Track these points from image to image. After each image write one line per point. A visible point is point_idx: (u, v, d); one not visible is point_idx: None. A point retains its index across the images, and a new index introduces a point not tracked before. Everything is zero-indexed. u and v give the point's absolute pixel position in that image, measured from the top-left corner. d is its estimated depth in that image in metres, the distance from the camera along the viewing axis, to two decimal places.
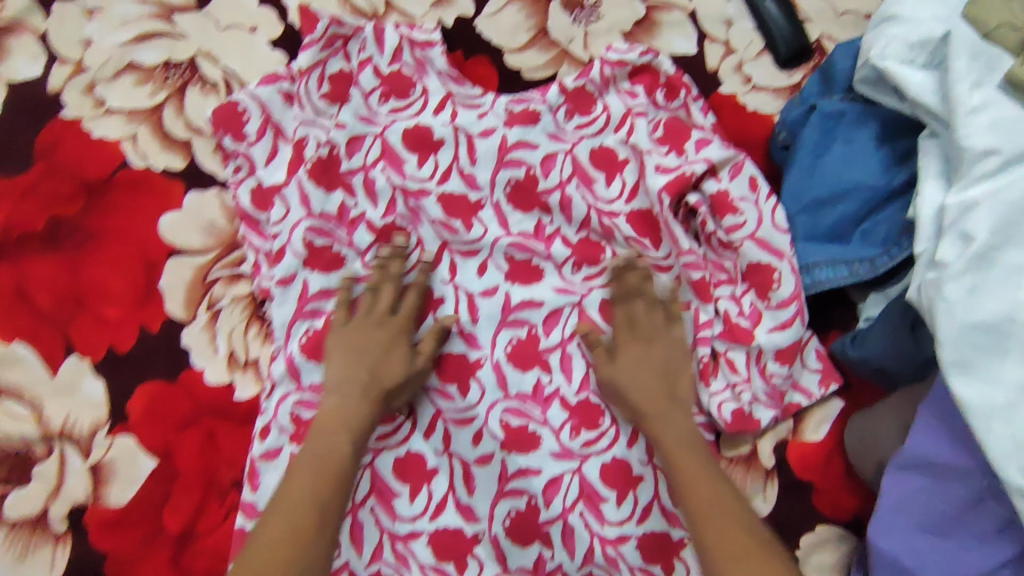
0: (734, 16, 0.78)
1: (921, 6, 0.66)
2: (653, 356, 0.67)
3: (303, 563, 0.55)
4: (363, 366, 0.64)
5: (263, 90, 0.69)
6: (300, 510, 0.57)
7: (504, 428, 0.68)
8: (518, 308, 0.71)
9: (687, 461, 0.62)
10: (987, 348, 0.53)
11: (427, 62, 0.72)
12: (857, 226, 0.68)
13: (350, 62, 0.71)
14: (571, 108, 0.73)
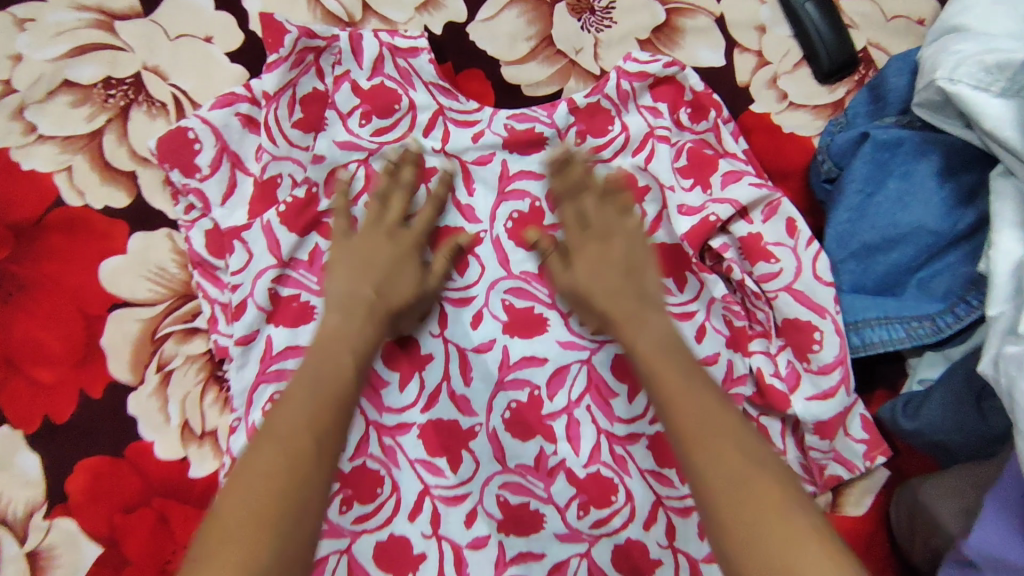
0: (768, 22, 0.68)
1: (991, 19, 0.58)
2: (610, 261, 0.55)
3: (299, 490, 0.43)
4: (369, 282, 0.55)
5: (218, 114, 0.59)
6: (290, 444, 0.44)
7: (501, 507, 0.60)
8: (519, 366, 0.61)
9: (664, 370, 0.48)
10: None
11: (414, 72, 0.62)
12: (913, 275, 0.58)
13: (324, 79, 0.61)
14: (584, 130, 0.63)
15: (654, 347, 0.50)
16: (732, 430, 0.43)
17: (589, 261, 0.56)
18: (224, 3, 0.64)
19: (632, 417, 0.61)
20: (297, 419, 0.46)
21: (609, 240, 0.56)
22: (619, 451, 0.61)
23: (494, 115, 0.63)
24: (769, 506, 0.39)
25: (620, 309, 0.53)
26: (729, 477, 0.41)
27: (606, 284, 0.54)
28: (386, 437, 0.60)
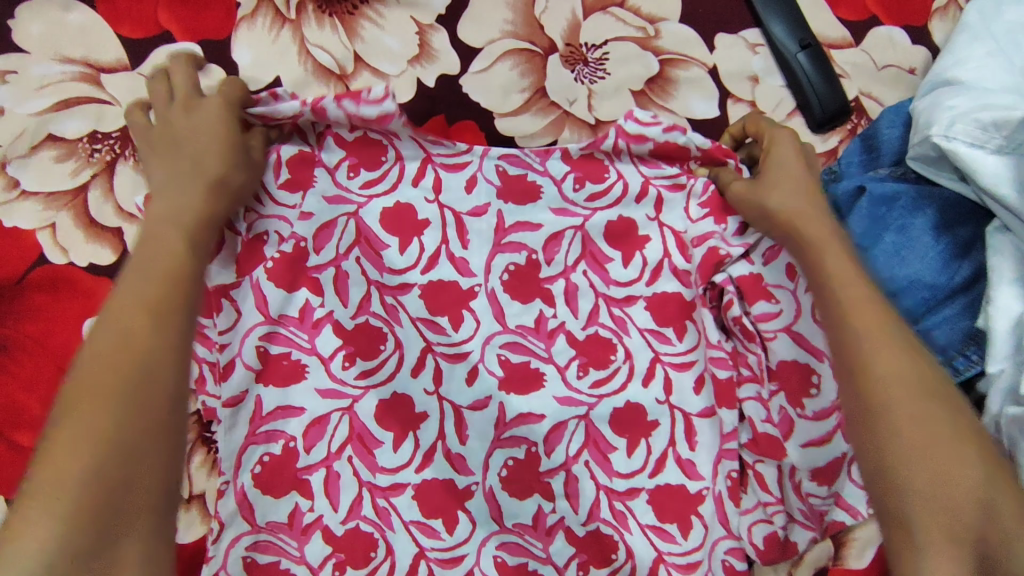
0: (761, 71, 0.68)
1: (985, 73, 0.59)
2: (800, 177, 0.56)
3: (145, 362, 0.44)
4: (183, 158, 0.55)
5: None
6: (119, 344, 0.45)
7: (499, 568, 0.58)
8: (515, 424, 0.60)
9: (864, 316, 0.48)
10: None
11: (396, 130, 0.60)
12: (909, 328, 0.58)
13: (309, 140, 0.60)
14: (580, 177, 0.62)
15: (844, 273, 0.50)
16: (909, 352, 0.46)
17: (783, 177, 0.56)
18: (213, 55, 0.63)
19: (631, 471, 0.59)
20: (125, 316, 0.46)
21: (790, 164, 0.57)
22: (619, 507, 0.59)
23: (484, 155, 0.62)
24: (948, 431, 0.43)
25: (814, 232, 0.53)
26: (913, 396, 0.45)
27: (810, 203, 0.55)
28: (380, 499, 0.58)
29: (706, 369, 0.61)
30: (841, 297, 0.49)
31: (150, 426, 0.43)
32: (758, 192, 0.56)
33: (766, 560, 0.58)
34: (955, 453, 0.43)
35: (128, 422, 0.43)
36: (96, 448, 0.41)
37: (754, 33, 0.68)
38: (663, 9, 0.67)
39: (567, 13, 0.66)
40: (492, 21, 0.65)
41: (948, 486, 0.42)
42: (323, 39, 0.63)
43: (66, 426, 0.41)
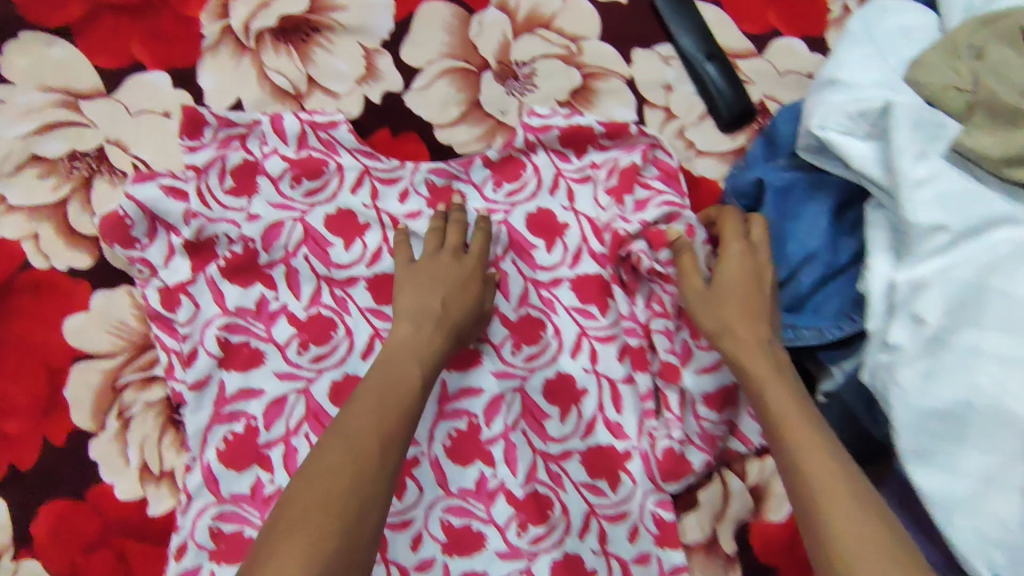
0: (674, 80, 0.76)
1: (861, 71, 0.66)
2: (743, 298, 0.61)
3: (358, 494, 0.49)
4: (437, 296, 0.62)
5: (142, 189, 0.63)
6: (359, 440, 0.52)
7: (445, 529, 0.64)
8: (457, 398, 0.66)
9: (775, 392, 0.56)
10: (944, 435, 0.53)
11: (336, 142, 0.68)
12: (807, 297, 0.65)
13: (252, 153, 0.66)
14: (499, 179, 0.71)
15: (749, 351, 0.59)
16: (819, 433, 0.53)
17: (728, 293, 0.62)
18: (181, 81, 0.71)
19: (564, 435, 0.67)
20: (359, 416, 0.53)
21: (736, 279, 0.62)
22: (554, 469, 0.66)
23: (416, 169, 0.69)
24: (851, 503, 0.48)
25: (735, 312, 0.61)
26: (833, 477, 0.50)
27: (748, 324, 0.60)
28: None
29: (623, 339, 0.68)
30: (751, 367, 0.58)
31: (362, 534, 0.48)
32: (704, 312, 0.62)
33: (664, 473, 0.66)
34: (855, 529, 0.47)
35: (347, 520, 0.48)
36: (326, 534, 0.47)
37: (667, 48, 0.76)
38: (585, 29, 0.75)
39: (498, 36, 0.74)
40: (431, 43, 0.73)
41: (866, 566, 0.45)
42: (280, 64, 0.71)
43: (292, 503, 0.48)
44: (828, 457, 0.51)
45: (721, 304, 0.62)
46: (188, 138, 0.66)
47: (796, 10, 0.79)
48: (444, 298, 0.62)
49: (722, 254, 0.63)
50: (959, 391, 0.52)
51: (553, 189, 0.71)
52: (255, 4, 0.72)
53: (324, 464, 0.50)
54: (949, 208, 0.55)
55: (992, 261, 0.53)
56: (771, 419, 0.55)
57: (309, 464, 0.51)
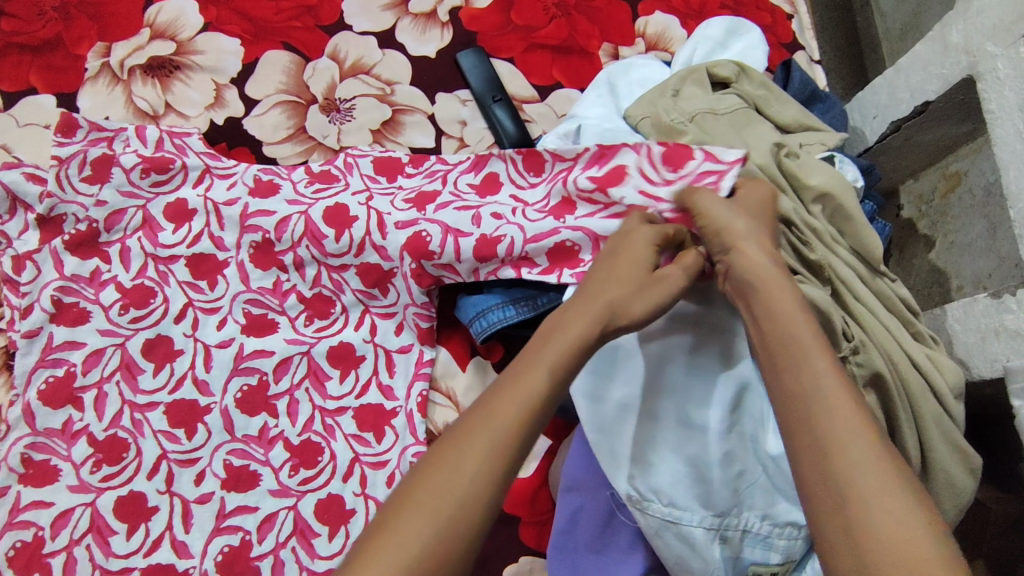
0: (468, 117, 0.94)
1: (592, 107, 0.84)
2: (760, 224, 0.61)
3: (479, 483, 0.46)
4: (610, 297, 0.57)
5: (8, 174, 0.78)
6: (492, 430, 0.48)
7: (225, 468, 0.75)
8: (251, 357, 0.79)
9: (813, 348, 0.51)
10: (598, 370, 0.64)
11: (186, 147, 0.84)
12: None
13: (112, 150, 0.82)
14: (312, 183, 0.84)
15: (768, 278, 0.56)
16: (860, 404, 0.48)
17: (748, 215, 0.61)
18: (63, 103, 0.88)
19: (341, 394, 0.79)
20: (496, 410, 0.49)
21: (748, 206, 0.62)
22: (328, 421, 0.78)
23: (246, 170, 0.84)
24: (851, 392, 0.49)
25: (736, 229, 0.60)
26: (845, 391, 0.48)
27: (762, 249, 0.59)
28: (136, 413, 0.75)
29: (409, 318, 0.81)
30: (776, 301, 0.55)
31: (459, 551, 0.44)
32: (726, 214, 0.61)
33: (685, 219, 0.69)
34: (853, 410, 0.48)
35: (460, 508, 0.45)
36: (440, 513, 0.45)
37: (465, 92, 0.95)
38: (398, 76, 0.95)
39: (326, 79, 0.93)
40: (271, 82, 0.92)
41: (861, 438, 0.46)
42: (145, 92, 0.89)
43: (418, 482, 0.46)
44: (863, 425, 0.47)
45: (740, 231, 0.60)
46: (62, 136, 0.81)
47: (575, 68, 0.99)
48: (601, 313, 0.56)
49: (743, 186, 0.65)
50: None
51: (355, 194, 0.82)
52: (132, 47, 0.91)
53: (453, 445, 0.48)
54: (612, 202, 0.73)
55: None
56: (788, 345, 0.52)
57: (443, 446, 0.48)
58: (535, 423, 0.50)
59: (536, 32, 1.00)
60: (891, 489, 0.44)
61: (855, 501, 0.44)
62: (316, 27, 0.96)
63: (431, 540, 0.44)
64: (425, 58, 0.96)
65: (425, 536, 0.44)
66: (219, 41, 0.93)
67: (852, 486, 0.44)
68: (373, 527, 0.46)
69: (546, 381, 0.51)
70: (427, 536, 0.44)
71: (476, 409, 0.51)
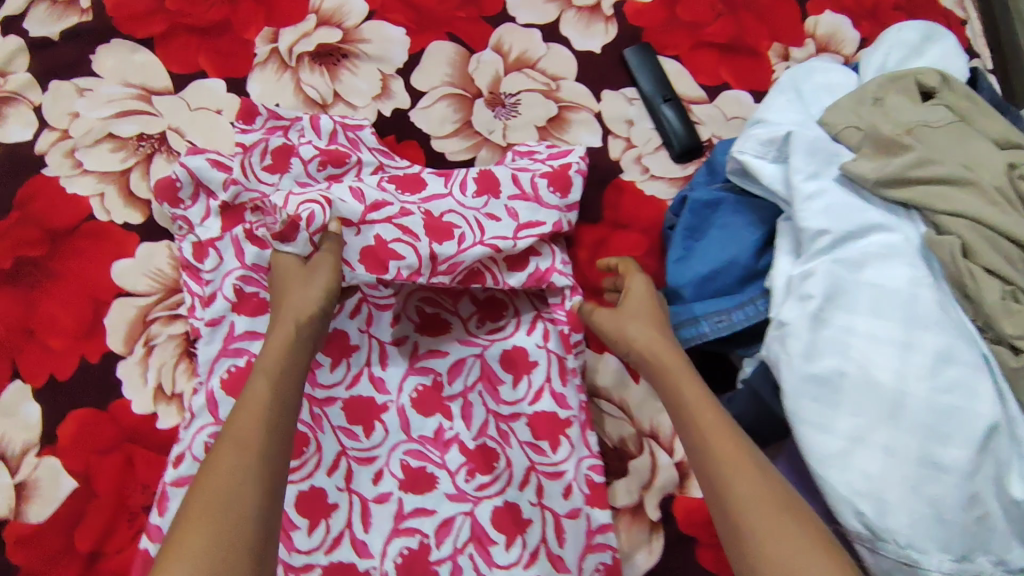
0: (635, 117, 0.91)
1: (783, 113, 0.80)
2: (646, 316, 0.70)
3: (233, 496, 0.51)
4: (291, 320, 0.65)
5: (193, 160, 0.77)
6: (242, 450, 0.54)
7: (403, 469, 0.74)
8: (426, 357, 0.78)
9: (718, 434, 0.59)
10: (821, 399, 0.62)
11: (360, 141, 0.83)
12: (741, 286, 0.75)
13: (291, 140, 0.81)
14: (480, 189, 0.80)
15: (682, 375, 0.64)
16: (764, 472, 0.56)
17: (633, 323, 0.70)
18: (233, 88, 0.87)
19: (515, 399, 0.77)
20: (246, 421, 0.57)
21: (638, 308, 0.71)
22: (503, 426, 0.76)
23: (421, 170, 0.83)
24: (724, 421, 0.60)
25: (644, 343, 0.68)
26: (747, 462, 0.56)
27: (665, 346, 0.67)
28: (316, 408, 0.75)
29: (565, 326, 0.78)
30: (687, 395, 0.63)
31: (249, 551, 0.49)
32: (618, 325, 0.70)
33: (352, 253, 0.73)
34: (753, 478, 0.55)
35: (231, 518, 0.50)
36: (224, 526, 0.50)
37: (631, 91, 0.92)
38: (563, 72, 0.92)
39: (491, 72, 0.91)
40: (437, 74, 0.90)
41: (732, 468, 0.56)
42: (313, 80, 0.88)
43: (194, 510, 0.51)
44: (770, 494, 0.54)
45: (641, 339, 0.68)
46: (242, 123, 0.81)
47: (744, 70, 0.95)
48: (296, 322, 0.65)
49: (627, 283, 0.73)
50: (835, 361, 0.62)
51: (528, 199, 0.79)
52: (299, 34, 0.89)
53: (215, 473, 0.53)
54: (833, 217, 0.67)
55: (862, 258, 0.65)
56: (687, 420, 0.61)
57: (205, 473, 0.53)
58: (272, 437, 0.56)
59: (703, 30, 0.96)
60: (777, 504, 0.53)
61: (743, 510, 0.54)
62: (480, 17, 0.93)
63: (217, 534, 0.49)
64: (590, 53, 0.93)
65: (218, 525, 0.49)
66: (385, 30, 0.91)
67: (754, 531, 0.52)
68: (174, 527, 0.50)
69: (267, 396, 0.59)
70: (207, 540, 0.48)
71: (228, 425, 0.57)
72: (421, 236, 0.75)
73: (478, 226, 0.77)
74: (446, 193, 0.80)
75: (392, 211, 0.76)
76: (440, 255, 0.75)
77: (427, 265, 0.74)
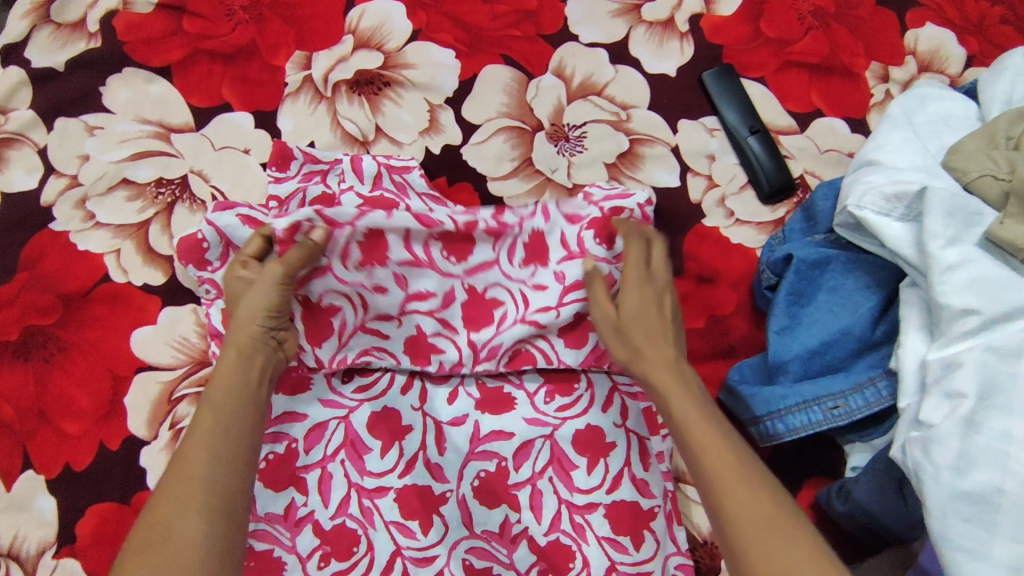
0: (717, 151, 0.80)
1: (900, 155, 0.69)
2: (645, 315, 0.62)
3: (179, 534, 0.47)
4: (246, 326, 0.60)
5: (220, 216, 0.66)
6: (189, 480, 0.50)
7: (466, 570, 0.64)
8: (488, 439, 0.68)
9: (709, 452, 0.52)
10: (974, 520, 0.51)
11: (407, 185, 0.73)
12: (852, 361, 0.65)
13: (331, 188, 0.71)
14: (528, 254, 0.68)
15: (670, 383, 0.58)
16: (755, 493, 0.49)
17: (637, 319, 0.62)
18: (262, 123, 0.77)
19: (590, 487, 0.67)
20: (191, 450, 0.51)
21: (640, 301, 0.62)
22: (578, 520, 0.66)
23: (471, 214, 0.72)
24: (726, 437, 0.53)
25: (641, 340, 0.61)
26: (736, 486, 0.50)
27: (655, 348, 0.60)
28: (365, 500, 0.65)
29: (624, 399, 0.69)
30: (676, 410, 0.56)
31: None
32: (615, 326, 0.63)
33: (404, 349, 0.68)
34: (746, 505, 0.49)
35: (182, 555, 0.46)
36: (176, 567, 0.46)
37: (712, 119, 0.81)
38: (634, 99, 0.81)
39: (552, 100, 0.80)
40: (491, 103, 0.79)
41: (728, 493, 0.49)
42: (351, 112, 0.77)
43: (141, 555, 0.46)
44: (768, 521, 0.48)
45: (638, 332, 0.61)
46: (276, 169, 0.72)
47: (839, 93, 0.83)
48: (244, 334, 0.59)
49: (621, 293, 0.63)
50: (993, 475, 0.52)
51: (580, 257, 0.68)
52: (334, 58, 0.79)
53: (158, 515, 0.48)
54: (982, 294, 0.56)
55: (1021, 346, 0.54)
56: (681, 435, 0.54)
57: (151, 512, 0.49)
58: (223, 460, 0.51)
59: (790, 46, 0.84)
60: (763, 536, 0.47)
61: (730, 540, 0.48)
62: (538, 35, 0.82)
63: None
64: (664, 77, 0.82)
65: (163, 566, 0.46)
66: (431, 52, 0.80)
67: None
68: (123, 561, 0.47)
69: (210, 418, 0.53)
70: None
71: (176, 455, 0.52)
72: (461, 327, 0.69)
73: (524, 300, 0.68)
74: (492, 259, 0.68)
75: (435, 302, 0.68)
76: (479, 341, 0.68)
77: (468, 357, 0.68)
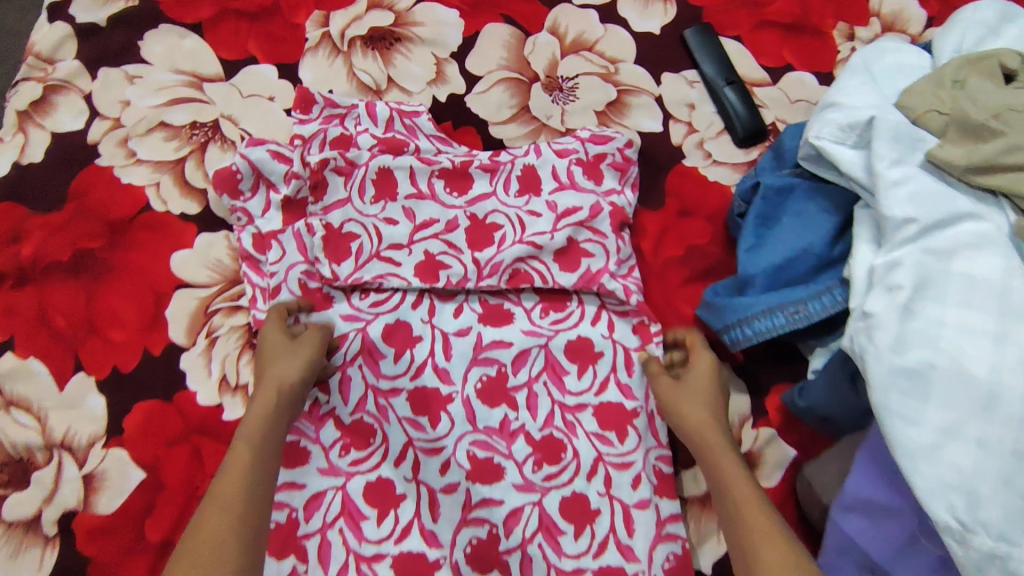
0: (697, 101, 0.88)
1: (858, 96, 0.77)
2: (701, 389, 0.70)
3: (219, 546, 0.53)
4: (271, 381, 0.66)
5: (253, 152, 0.77)
6: (228, 505, 0.56)
7: (470, 459, 0.72)
8: (489, 348, 0.76)
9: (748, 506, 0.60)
10: (910, 392, 0.59)
11: (417, 127, 0.81)
12: (813, 276, 0.73)
13: (349, 130, 0.79)
14: (522, 183, 0.79)
15: (718, 443, 0.66)
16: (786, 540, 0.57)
17: (692, 386, 0.71)
18: (285, 73, 0.85)
19: (581, 390, 0.75)
20: (225, 484, 0.58)
21: (700, 373, 0.72)
22: (569, 417, 0.74)
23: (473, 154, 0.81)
24: (760, 497, 0.61)
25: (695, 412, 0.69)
26: (768, 528, 0.58)
27: (705, 413, 0.69)
28: (380, 399, 0.73)
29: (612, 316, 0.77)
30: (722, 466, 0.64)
31: None
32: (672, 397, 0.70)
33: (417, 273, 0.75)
34: (771, 546, 0.56)
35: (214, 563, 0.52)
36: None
37: (692, 73, 0.89)
38: (622, 54, 0.89)
39: (548, 55, 0.88)
40: (493, 57, 0.87)
41: (766, 537, 0.57)
42: (366, 64, 0.86)
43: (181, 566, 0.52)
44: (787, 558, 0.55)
45: (691, 407, 0.69)
46: (300, 112, 0.80)
47: (808, 50, 0.91)
48: (275, 389, 0.66)
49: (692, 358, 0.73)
50: (926, 354, 0.60)
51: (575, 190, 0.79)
52: (350, 17, 0.87)
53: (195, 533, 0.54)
54: (920, 205, 0.65)
55: (951, 249, 0.63)
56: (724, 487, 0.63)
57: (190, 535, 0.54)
58: (254, 493, 0.58)
59: (764, 8, 0.92)
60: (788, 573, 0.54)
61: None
62: None
63: None
64: (649, 34, 0.90)
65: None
66: (438, 12, 0.88)
67: None
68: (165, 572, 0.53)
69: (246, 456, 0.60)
70: None
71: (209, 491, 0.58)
72: (464, 248, 0.76)
73: (521, 224, 0.77)
74: (490, 191, 0.79)
75: (439, 227, 0.76)
76: (482, 259, 0.76)
77: (473, 273, 0.76)
